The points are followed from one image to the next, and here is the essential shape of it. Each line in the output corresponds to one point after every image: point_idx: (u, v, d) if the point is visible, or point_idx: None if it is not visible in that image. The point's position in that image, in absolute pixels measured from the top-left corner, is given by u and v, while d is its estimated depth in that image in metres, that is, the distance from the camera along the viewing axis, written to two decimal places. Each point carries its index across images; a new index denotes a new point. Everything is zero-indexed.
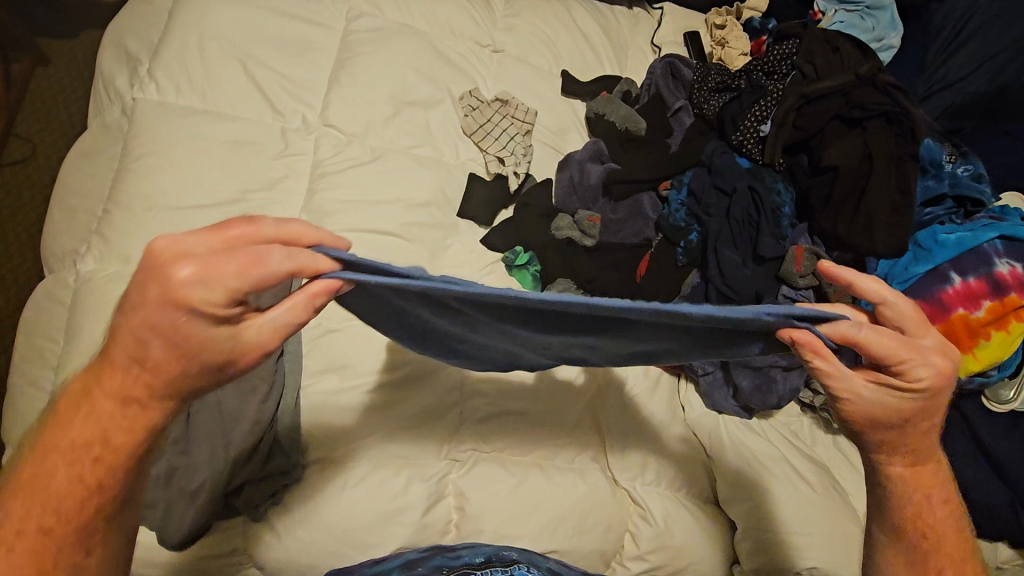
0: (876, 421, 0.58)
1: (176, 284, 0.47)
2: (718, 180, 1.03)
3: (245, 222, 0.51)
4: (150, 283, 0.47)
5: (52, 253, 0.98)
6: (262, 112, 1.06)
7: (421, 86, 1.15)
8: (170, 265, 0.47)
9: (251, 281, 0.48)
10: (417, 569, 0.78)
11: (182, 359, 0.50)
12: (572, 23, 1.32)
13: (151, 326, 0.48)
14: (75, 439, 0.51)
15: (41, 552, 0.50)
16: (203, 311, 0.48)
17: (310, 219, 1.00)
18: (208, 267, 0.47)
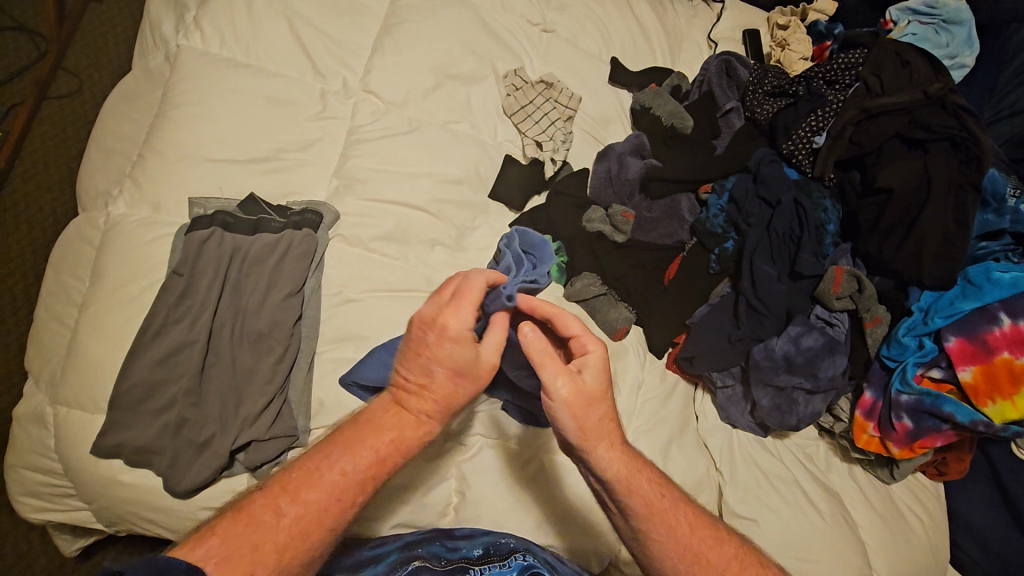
0: (584, 403, 0.65)
1: (450, 326, 0.65)
2: (762, 189, 0.97)
3: (443, 284, 0.71)
4: (429, 338, 0.66)
5: (87, 193, 0.99)
6: (303, 72, 1.04)
7: (466, 61, 1.12)
8: (432, 321, 0.66)
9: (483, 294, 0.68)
10: (416, 550, 0.78)
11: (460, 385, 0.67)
12: (628, 9, 1.28)
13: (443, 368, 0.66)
14: (309, 499, 0.64)
15: (287, 541, 0.61)
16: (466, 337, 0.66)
17: (340, 184, 0.99)
18: (455, 303, 0.67)
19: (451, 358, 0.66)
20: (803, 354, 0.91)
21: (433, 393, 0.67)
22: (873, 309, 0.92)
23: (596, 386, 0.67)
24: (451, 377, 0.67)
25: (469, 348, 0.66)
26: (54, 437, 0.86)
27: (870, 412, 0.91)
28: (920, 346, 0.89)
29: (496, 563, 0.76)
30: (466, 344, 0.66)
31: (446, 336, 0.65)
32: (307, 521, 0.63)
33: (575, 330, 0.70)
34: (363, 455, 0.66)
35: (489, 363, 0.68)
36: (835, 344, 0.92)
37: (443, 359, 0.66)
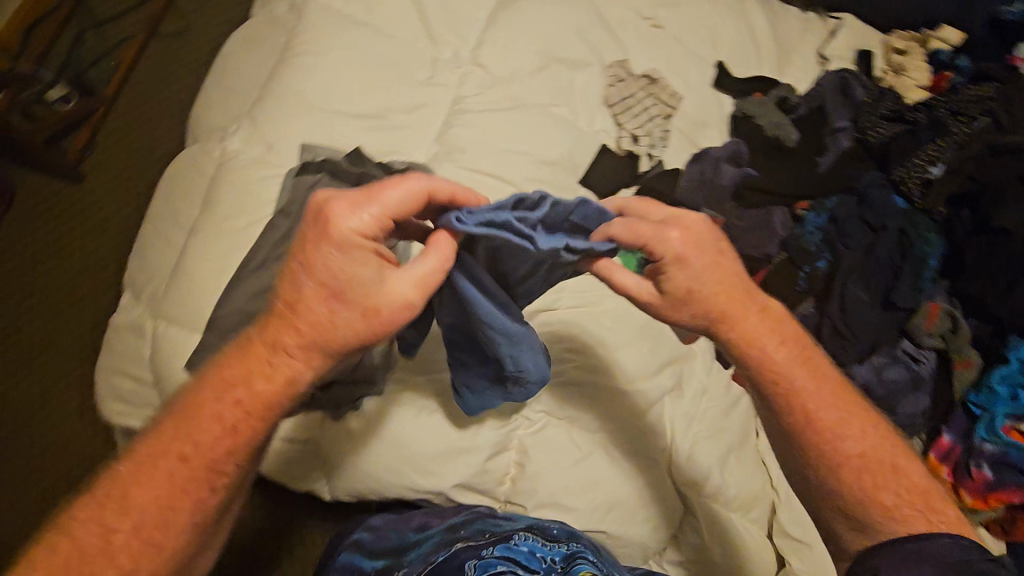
0: (678, 300, 0.68)
1: (341, 225, 0.57)
2: (867, 213, 0.96)
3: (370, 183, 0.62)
4: (315, 229, 0.58)
5: (203, 126, 1.04)
6: (417, 37, 1.07)
7: (574, 46, 1.13)
8: (325, 211, 0.58)
9: (401, 205, 0.59)
10: (459, 533, 0.79)
11: (339, 307, 0.58)
12: (740, 14, 1.25)
13: (319, 278, 0.58)
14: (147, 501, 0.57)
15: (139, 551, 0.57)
16: (360, 247, 0.58)
17: (440, 150, 1.01)
18: (356, 203, 0.58)
19: (348, 277, 0.58)
20: (884, 386, 0.89)
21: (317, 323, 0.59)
22: (965, 351, 0.89)
23: (681, 285, 0.68)
24: (339, 309, 0.58)
25: (367, 271, 0.58)
26: (150, 349, 0.91)
27: (946, 455, 0.87)
28: (1014, 396, 0.85)
29: (539, 536, 0.77)
30: (354, 253, 0.58)
31: (331, 234, 0.57)
32: (147, 530, 0.57)
33: (645, 237, 0.66)
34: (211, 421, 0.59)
35: (389, 296, 0.59)
36: (919, 380, 0.90)
37: (321, 263, 0.58)
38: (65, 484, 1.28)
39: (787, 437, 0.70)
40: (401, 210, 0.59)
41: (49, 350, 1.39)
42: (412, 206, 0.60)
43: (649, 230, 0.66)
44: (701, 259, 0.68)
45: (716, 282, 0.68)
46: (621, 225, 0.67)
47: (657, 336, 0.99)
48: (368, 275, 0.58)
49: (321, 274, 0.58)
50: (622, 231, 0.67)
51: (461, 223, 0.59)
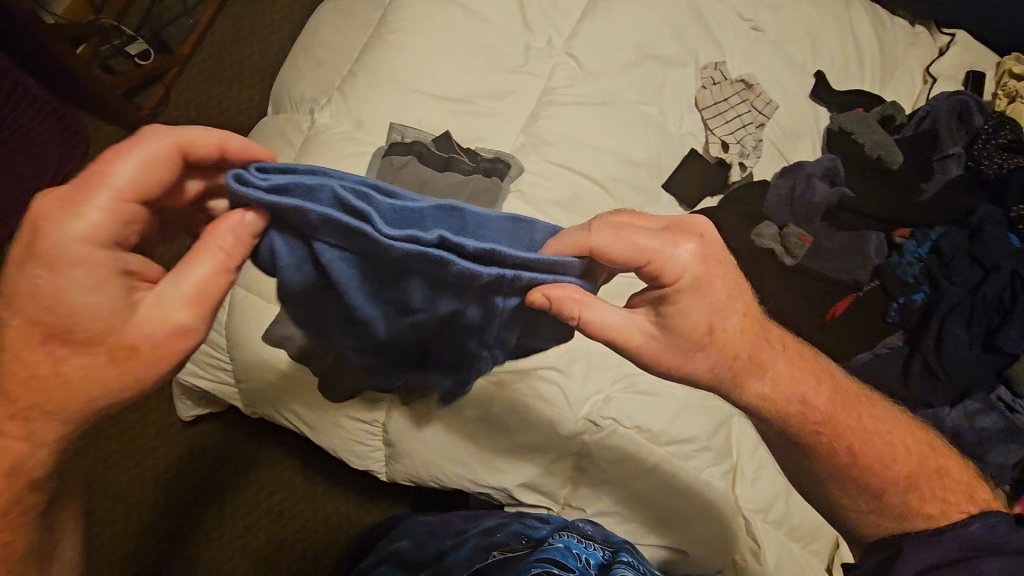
0: (689, 341, 0.58)
1: (76, 225, 0.46)
2: (977, 250, 0.91)
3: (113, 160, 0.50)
4: (44, 233, 0.46)
5: (290, 95, 1.03)
6: (513, 22, 1.04)
7: (670, 44, 1.09)
8: (56, 209, 0.46)
9: (147, 184, 0.48)
10: (495, 536, 0.82)
11: (97, 331, 0.48)
12: (846, 22, 1.19)
13: (51, 299, 0.47)
14: None
15: None
16: (97, 247, 0.47)
17: (527, 140, 0.98)
18: (79, 194, 0.47)
19: (74, 306, 0.47)
20: (975, 432, 0.84)
21: (68, 362, 0.48)
22: None
23: (699, 319, 0.57)
24: (63, 352, 0.48)
25: (107, 298, 0.48)
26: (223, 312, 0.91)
27: None
28: None
29: (575, 534, 0.75)
30: (96, 261, 0.47)
31: (72, 240, 0.46)
32: None
33: (647, 250, 0.54)
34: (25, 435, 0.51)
35: (151, 317, 0.49)
36: (1015, 430, 0.85)
37: (60, 281, 0.47)
38: None
39: (820, 475, 0.70)
40: (146, 192, 0.49)
41: None
42: (165, 177, 0.49)
43: (659, 244, 0.55)
44: (718, 276, 0.57)
45: (739, 300, 0.60)
46: (611, 245, 0.54)
47: None
48: (117, 296, 0.48)
49: (58, 294, 0.47)
50: (609, 239, 0.54)
51: (243, 181, 0.48)
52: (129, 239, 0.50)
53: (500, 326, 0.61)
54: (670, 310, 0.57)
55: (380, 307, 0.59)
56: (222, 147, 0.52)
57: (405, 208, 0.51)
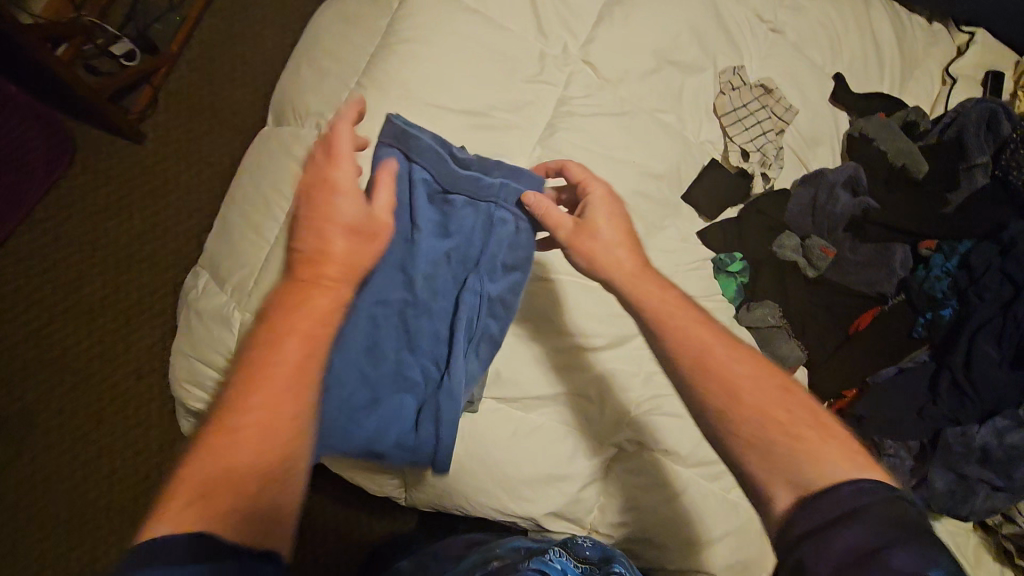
0: (583, 234, 0.68)
1: (338, 167, 0.57)
2: (1010, 267, 0.88)
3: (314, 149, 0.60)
4: (314, 190, 0.56)
5: (294, 108, 0.98)
6: (526, 27, 0.99)
7: (689, 48, 1.05)
8: (319, 167, 0.57)
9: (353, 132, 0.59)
10: (493, 551, 0.72)
11: (360, 239, 0.54)
12: (866, 22, 1.15)
13: (342, 225, 0.54)
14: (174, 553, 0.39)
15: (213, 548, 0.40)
16: (349, 183, 0.56)
17: (545, 154, 0.95)
18: (324, 145, 0.58)
19: (331, 216, 0.54)
20: (1004, 450, 0.84)
21: (311, 282, 0.50)
22: None
23: (596, 220, 0.69)
24: (306, 297, 0.49)
25: (352, 210, 0.55)
26: (236, 339, 0.88)
27: None
28: None
29: (569, 557, 0.64)
30: (354, 183, 0.57)
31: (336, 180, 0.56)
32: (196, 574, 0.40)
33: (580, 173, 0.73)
34: (255, 414, 0.44)
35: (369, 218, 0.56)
36: None
37: (334, 212, 0.54)
38: (127, 449, 1.28)
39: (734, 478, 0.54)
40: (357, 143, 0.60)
41: (114, 310, 1.37)
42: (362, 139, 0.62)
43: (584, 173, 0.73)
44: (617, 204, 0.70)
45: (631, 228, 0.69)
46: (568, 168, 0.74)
47: None
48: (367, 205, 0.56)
49: (330, 224, 0.54)
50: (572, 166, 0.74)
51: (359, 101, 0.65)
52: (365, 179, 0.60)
53: (498, 239, 0.78)
54: (581, 211, 0.70)
55: (426, 235, 0.77)
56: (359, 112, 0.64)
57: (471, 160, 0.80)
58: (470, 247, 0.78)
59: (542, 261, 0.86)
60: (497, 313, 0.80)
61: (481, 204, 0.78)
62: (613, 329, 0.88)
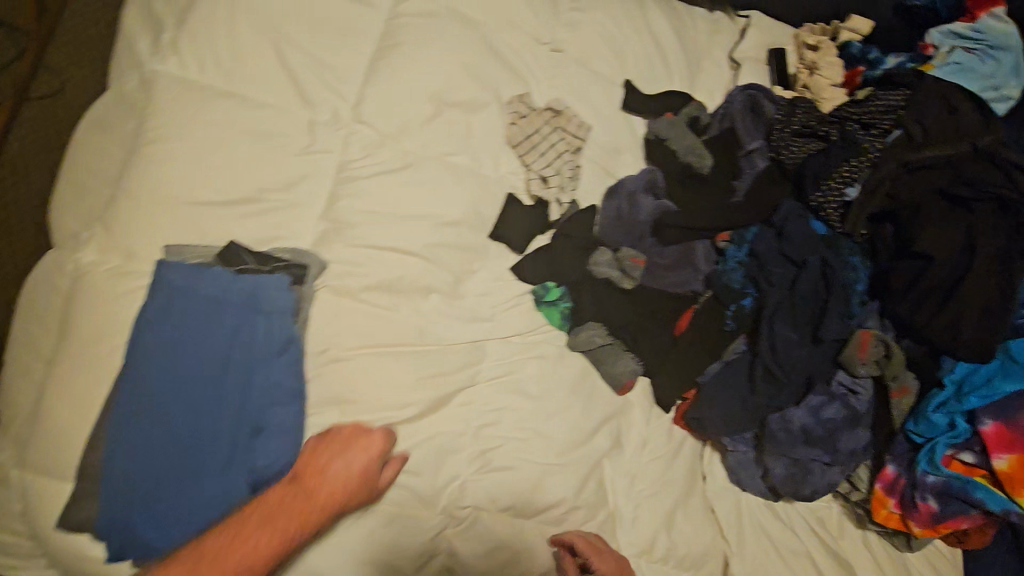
0: None
1: (363, 455, 0.75)
2: (787, 247, 0.89)
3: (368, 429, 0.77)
4: (357, 454, 0.75)
5: (58, 231, 0.92)
6: (289, 100, 0.96)
7: (466, 86, 1.03)
8: (363, 434, 0.77)
9: (375, 446, 0.75)
10: None
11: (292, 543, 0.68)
12: (644, 23, 1.16)
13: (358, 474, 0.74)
14: None
15: None
16: (366, 471, 0.74)
17: (329, 227, 0.92)
18: (368, 439, 0.76)
19: (324, 471, 0.73)
20: (823, 426, 0.85)
21: (293, 512, 0.69)
22: (901, 378, 0.85)
23: None
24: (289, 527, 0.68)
25: (341, 461, 0.74)
26: (16, 500, 0.80)
27: (891, 487, 0.84)
28: (952, 424, 0.80)
29: None
30: (354, 479, 0.73)
31: (352, 471, 0.74)
32: None
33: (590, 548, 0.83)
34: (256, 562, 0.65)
35: (359, 475, 0.74)
36: (857, 416, 0.86)
37: (329, 489, 0.72)
38: None
39: None
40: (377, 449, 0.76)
41: None
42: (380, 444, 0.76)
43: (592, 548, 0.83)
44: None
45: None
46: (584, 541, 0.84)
47: (585, 390, 0.95)
48: (328, 495, 0.72)
49: (348, 463, 0.74)
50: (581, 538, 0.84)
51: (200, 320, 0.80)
52: (365, 466, 0.75)
53: (266, 328, 0.81)
54: None
55: (193, 343, 0.79)
56: (386, 444, 0.77)
57: (236, 264, 0.85)
58: (235, 336, 0.80)
59: (334, 341, 0.86)
60: (280, 398, 0.79)
61: (242, 302, 0.81)
62: (422, 397, 0.87)
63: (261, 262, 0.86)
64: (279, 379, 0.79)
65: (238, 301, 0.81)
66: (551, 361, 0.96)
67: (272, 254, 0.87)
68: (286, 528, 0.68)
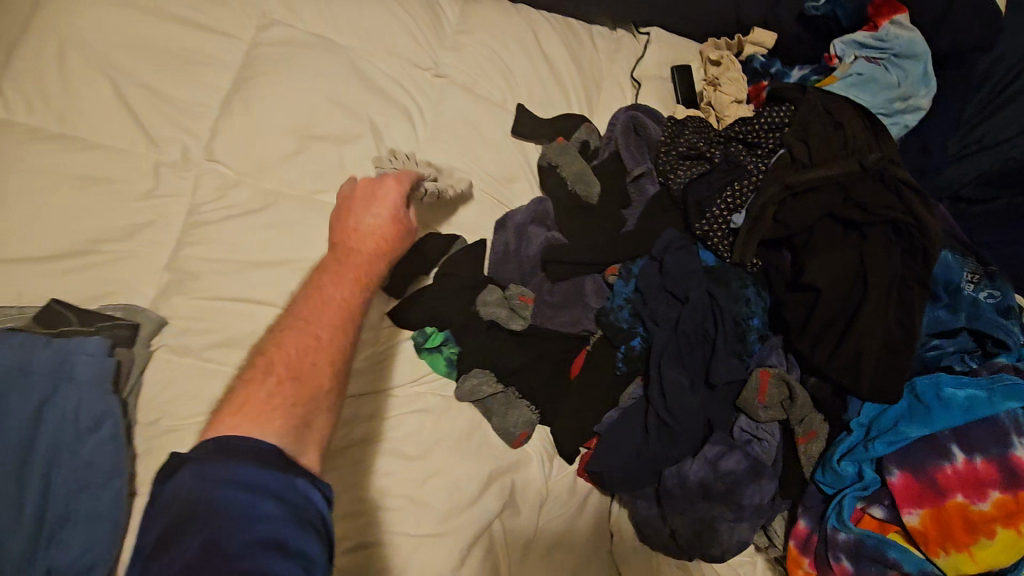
0: None
1: (386, 194, 0.76)
2: (669, 283, 0.81)
3: (386, 179, 0.78)
4: (370, 198, 0.76)
5: None
6: (132, 139, 0.87)
7: (336, 117, 0.95)
8: (376, 184, 0.77)
9: (406, 180, 0.79)
10: None
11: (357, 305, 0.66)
12: (535, 46, 1.10)
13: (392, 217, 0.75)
14: (267, 403, 0.54)
15: (337, 347, 0.61)
16: (398, 217, 0.75)
17: (171, 279, 0.82)
18: (374, 187, 0.77)
19: (363, 228, 0.73)
20: (722, 481, 0.76)
21: (359, 263, 0.70)
22: (807, 421, 0.77)
23: None
24: (331, 287, 0.66)
25: (369, 216, 0.74)
26: None
27: (804, 544, 0.74)
28: (861, 476, 0.71)
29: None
30: (394, 221, 0.75)
31: (392, 213, 0.75)
32: (295, 385, 0.57)
33: None
34: (309, 343, 0.60)
35: (401, 220, 0.75)
36: (760, 466, 0.76)
37: (385, 228, 0.74)
38: None
39: None
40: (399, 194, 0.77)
41: None
42: (405, 180, 0.79)
43: None
44: None
45: None
46: None
47: (475, 445, 0.83)
48: (400, 241, 0.75)
49: (370, 215, 0.74)
50: None
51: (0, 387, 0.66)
52: (401, 203, 0.77)
53: (81, 397, 0.70)
54: None
55: None
56: (403, 174, 0.80)
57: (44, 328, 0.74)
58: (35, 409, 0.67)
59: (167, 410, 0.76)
60: (97, 479, 0.68)
61: (51, 367, 0.70)
62: None
63: (78, 322, 0.76)
64: (98, 455, 0.68)
65: (45, 365, 0.69)
66: (434, 416, 0.83)
67: (94, 311, 0.77)
68: (354, 277, 0.68)
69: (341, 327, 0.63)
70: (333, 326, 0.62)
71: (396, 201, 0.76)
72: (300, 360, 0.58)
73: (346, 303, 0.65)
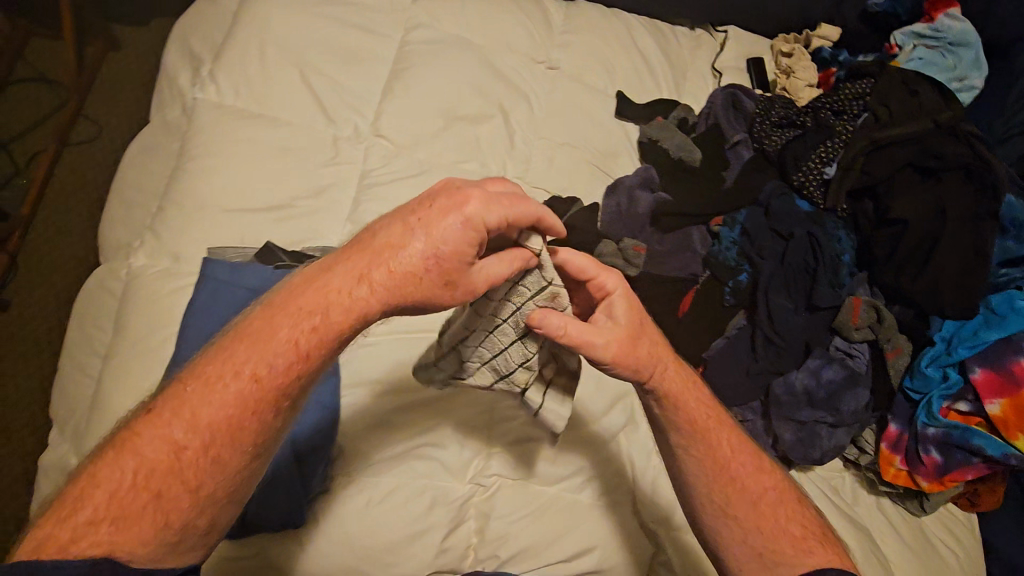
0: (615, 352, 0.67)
1: (444, 218, 0.56)
2: (775, 223, 0.99)
3: (467, 194, 0.57)
4: (415, 224, 0.57)
5: (111, 243, 1.02)
6: (315, 118, 1.07)
7: (472, 100, 1.14)
8: (453, 200, 0.57)
9: (492, 214, 0.56)
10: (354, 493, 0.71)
11: (266, 389, 0.55)
12: (631, 43, 1.28)
13: (425, 259, 0.56)
14: (126, 488, 0.52)
15: (220, 444, 0.54)
16: (433, 261, 0.56)
17: (352, 229, 1.00)
18: (448, 206, 0.57)
19: (386, 254, 0.57)
20: (824, 387, 0.89)
21: (306, 317, 0.56)
22: (894, 339, 0.91)
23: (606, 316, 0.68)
24: (244, 368, 0.55)
25: (403, 245, 0.56)
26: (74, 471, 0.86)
27: (896, 444, 0.87)
28: (944, 378, 0.86)
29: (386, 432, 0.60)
30: (415, 262, 0.56)
31: (431, 245, 0.56)
32: (163, 472, 0.53)
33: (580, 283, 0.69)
34: (204, 412, 0.54)
35: (435, 263, 0.56)
36: (856, 376, 0.90)
37: (392, 272, 0.56)
38: None
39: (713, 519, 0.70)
40: (474, 224, 0.56)
41: None
42: (493, 214, 0.57)
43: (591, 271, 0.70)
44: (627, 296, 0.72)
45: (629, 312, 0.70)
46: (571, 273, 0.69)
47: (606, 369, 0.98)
48: (411, 305, 0.58)
49: (397, 246, 0.57)
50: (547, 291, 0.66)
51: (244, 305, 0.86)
52: (467, 246, 0.57)
53: None
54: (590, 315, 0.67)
55: None
56: (490, 202, 0.57)
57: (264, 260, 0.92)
58: None
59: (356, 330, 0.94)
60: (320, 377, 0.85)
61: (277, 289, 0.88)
62: None
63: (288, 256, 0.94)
64: None
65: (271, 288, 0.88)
66: None
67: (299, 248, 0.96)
68: (288, 341, 0.56)
69: (234, 418, 0.54)
70: (215, 423, 0.54)
71: (446, 237, 0.56)
72: (199, 430, 0.54)
73: (253, 382, 0.55)
